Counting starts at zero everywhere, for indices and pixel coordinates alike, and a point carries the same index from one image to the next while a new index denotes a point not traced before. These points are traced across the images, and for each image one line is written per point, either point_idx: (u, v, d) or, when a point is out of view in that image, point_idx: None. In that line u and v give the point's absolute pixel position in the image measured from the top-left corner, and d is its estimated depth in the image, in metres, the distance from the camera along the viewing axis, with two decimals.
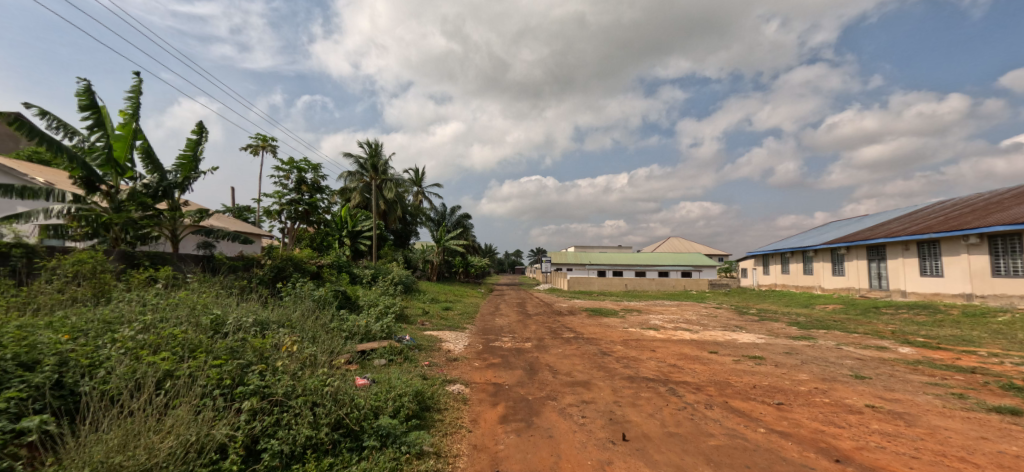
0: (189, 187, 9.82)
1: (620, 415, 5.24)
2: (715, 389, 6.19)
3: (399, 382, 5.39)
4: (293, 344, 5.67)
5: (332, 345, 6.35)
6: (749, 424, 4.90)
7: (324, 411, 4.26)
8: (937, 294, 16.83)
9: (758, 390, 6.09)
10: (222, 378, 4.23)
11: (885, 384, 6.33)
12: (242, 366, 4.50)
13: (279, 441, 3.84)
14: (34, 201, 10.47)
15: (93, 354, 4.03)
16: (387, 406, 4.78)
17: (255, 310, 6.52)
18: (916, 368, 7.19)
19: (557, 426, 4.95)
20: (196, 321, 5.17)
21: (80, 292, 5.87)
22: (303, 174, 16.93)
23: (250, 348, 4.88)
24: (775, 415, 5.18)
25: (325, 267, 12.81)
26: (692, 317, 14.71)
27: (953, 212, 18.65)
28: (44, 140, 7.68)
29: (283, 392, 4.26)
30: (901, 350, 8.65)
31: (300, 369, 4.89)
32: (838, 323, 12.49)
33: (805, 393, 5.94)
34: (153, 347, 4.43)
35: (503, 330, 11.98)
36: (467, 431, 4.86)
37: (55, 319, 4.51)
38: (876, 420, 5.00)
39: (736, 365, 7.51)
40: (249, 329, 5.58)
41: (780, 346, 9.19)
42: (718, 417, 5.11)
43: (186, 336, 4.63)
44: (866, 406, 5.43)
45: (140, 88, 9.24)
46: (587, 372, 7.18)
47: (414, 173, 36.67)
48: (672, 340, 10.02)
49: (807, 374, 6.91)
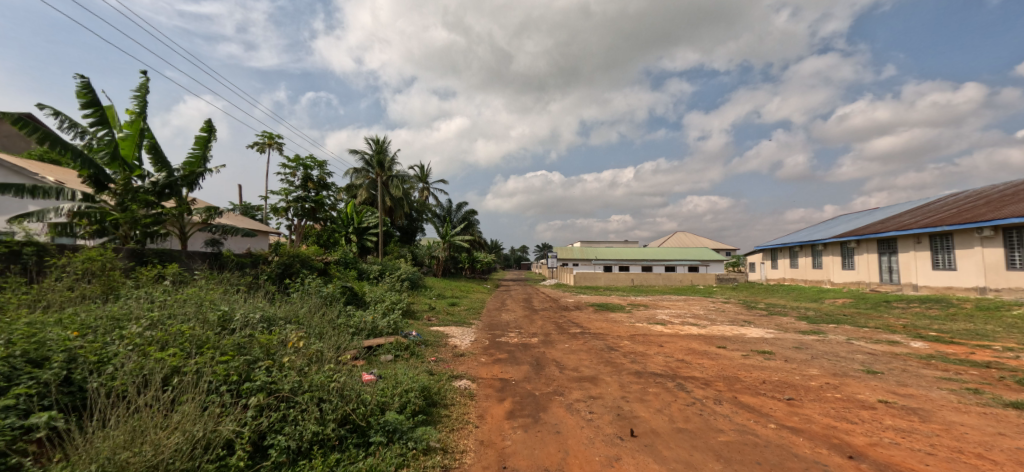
0: (197, 184, 9.70)
1: (628, 411, 5.20)
2: (724, 384, 6.14)
3: (405, 378, 5.38)
4: (299, 340, 5.67)
5: (339, 341, 6.37)
6: (760, 420, 4.84)
7: (331, 407, 4.26)
8: (949, 288, 16.56)
9: (768, 385, 6.04)
10: (228, 375, 4.23)
11: (898, 379, 6.25)
12: (248, 363, 4.52)
13: (287, 437, 3.84)
14: (44, 201, 10.55)
15: (101, 350, 4.06)
16: (393, 401, 4.78)
17: (261, 306, 6.51)
18: (929, 363, 7.09)
19: (564, 422, 4.93)
20: (203, 317, 5.20)
21: (89, 290, 5.93)
22: (309, 171, 17.02)
23: (256, 344, 4.89)
24: (786, 410, 5.12)
25: (331, 263, 12.81)
26: (700, 311, 14.69)
27: (967, 204, 18.30)
28: (48, 139, 7.63)
29: (290, 388, 4.24)
30: (913, 345, 8.52)
31: (307, 365, 4.91)
32: (848, 317, 12.38)
33: (816, 389, 5.86)
34: (161, 343, 4.44)
35: (510, 325, 11.95)
36: (473, 427, 4.85)
37: (65, 316, 4.54)
38: (890, 416, 4.93)
39: (745, 360, 7.43)
40: (256, 325, 5.59)
41: (790, 340, 9.10)
42: (728, 413, 5.06)
43: (193, 332, 4.66)
44: (879, 401, 5.35)
45: (146, 86, 9.21)
46: (594, 368, 7.14)
47: (421, 170, 36.80)
48: (680, 335, 9.92)
49: (818, 369, 6.82)
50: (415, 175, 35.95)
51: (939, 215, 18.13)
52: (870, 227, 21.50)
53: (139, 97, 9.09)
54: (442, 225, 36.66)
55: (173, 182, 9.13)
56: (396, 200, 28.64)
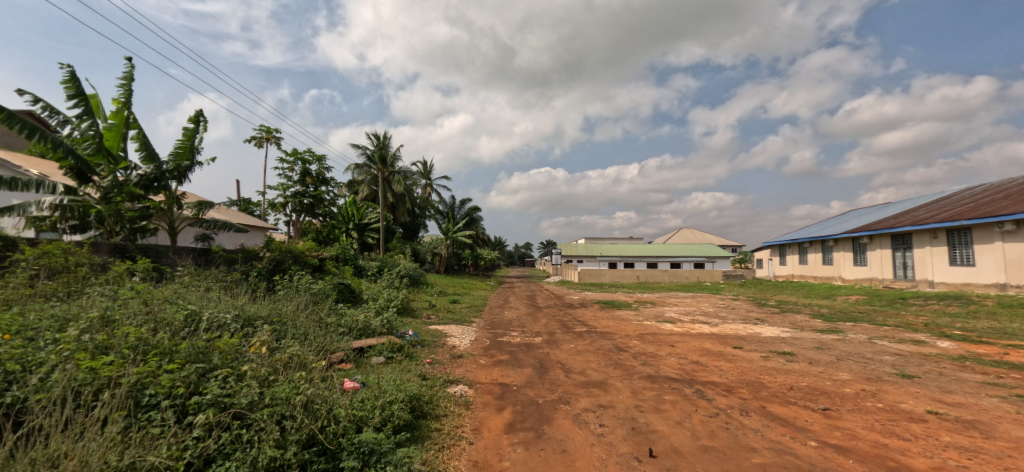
0: (186, 177, 9.41)
1: (643, 424, 4.82)
2: (748, 391, 5.72)
3: (391, 386, 4.99)
4: (273, 344, 5.29)
5: (321, 344, 6.03)
6: (797, 436, 4.43)
7: (294, 425, 3.81)
8: (968, 285, 16.05)
9: (797, 393, 5.62)
10: (174, 387, 3.82)
11: (940, 385, 5.81)
12: (202, 372, 4.12)
13: (237, 463, 3.38)
14: (28, 194, 10.22)
15: (29, 358, 3.70)
16: (373, 416, 4.37)
17: (239, 304, 6.15)
18: (965, 365, 6.65)
19: (571, 438, 4.55)
20: (165, 317, 4.85)
21: (46, 287, 5.48)
22: (307, 166, 16.72)
23: (216, 350, 4.51)
24: (824, 423, 4.72)
25: (327, 259, 12.47)
26: (709, 309, 14.25)
27: (986, 197, 17.73)
28: (31, 130, 7.28)
29: (246, 404, 3.84)
30: (941, 345, 8.09)
31: (274, 374, 4.51)
32: (864, 315, 11.93)
33: (853, 397, 5.44)
34: (103, 349, 4.07)
35: (513, 324, 11.60)
36: (467, 444, 4.49)
37: (4, 316, 4.22)
38: (947, 431, 4.50)
39: (765, 363, 7.02)
40: (225, 327, 5.25)
41: (808, 340, 8.68)
42: (759, 427, 4.66)
43: (143, 337, 4.28)
44: (928, 412, 4.93)
45: (133, 75, 8.88)
46: (602, 371, 6.76)
47: (423, 166, 36.53)
48: (691, 334, 9.55)
49: (848, 373, 6.39)
50: (418, 172, 35.56)
51: (957, 209, 17.56)
52: (883, 222, 20.94)
53: (125, 86, 8.77)
54: (445, 221, 36.33)
55: (161, 175, 8.68)
56: (399, 196, 28.28)
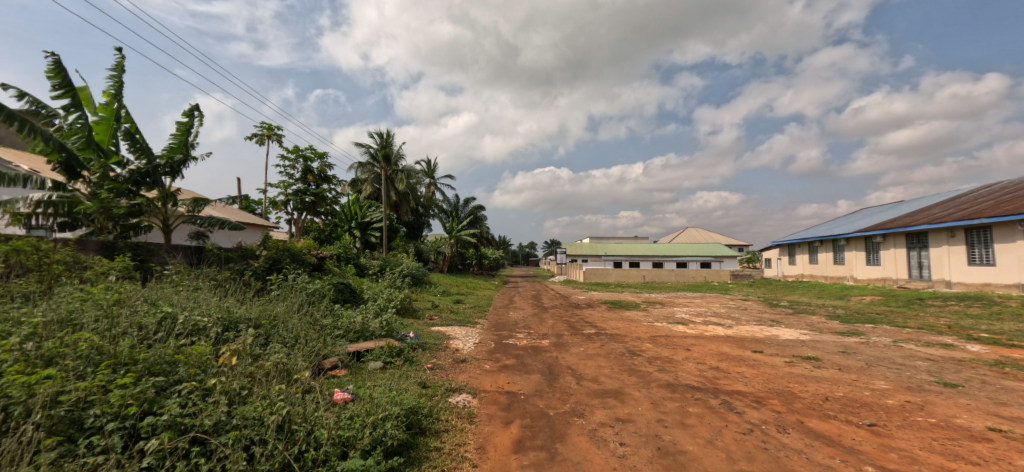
0: (180, 172, 9.14)
1: (669, 443, 4.48)
2: (780, 403, 5.38)
3: (384, 399, 4.68)
4: (254, 351, 5.00)
5: (311, 350, 5.75)
6: (847, 459, 4.09)
7: (263, 453, 3.54)
8: (987, 285, 15.59)
9: (834, 405, 5.27)
10: (125, 406, 3.55)
11: (989, 395, 5.45)
12: (160, 386, 3.85)
13: None
14: (18, 190, 10.01)
15: None
16: (361, 435, 4.03)
17: (225, 305, 5.89)
18: (1006, 372, 6.28)
19: (589, 460, 4.22)
20: (133, 323, 4.60)
21: (18, 286, 5.26)
22: (308, 163, 16.45)
23: (182, 360, 4.25)
24: (874, 443, 4.38)
25: (327, 258, 12.18)
26: (720, 310, 13.86)
27: (1007, 195, 17.21)
28: (17, 120, 7.02)
29: (208, 426, 3.57)
30: (972, 348, 7.70)
31: (247, 387, 4.24)
32: (883, 316, 11.51)
33: (898, 411, 5.09)
34: (53, 359, 3.82)
35: (519, 325, 11.27)
36: (470, 467, 4.17)
37: None
38: (1017, 453, 4.15)
39: (791, 369, 6.67)
40: (201, 332, 4.98)
41: (831, 344, 8.30)
42: (801, 447, 4.32)
43: (101, 346, 4.02)
44: (989, 430, 4.58)
45: (123, 66, 8.65)
46: (616, 379, 6.44)
47: (426, 165, 36.27)
48: (706, 337, 9.19)
49: (884, 381, 6.03)
50: (421, 170, 35.31)
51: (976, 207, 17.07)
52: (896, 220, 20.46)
53: (115, 78, 8.54)
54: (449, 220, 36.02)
55: (153, 170, 8.44)
56: (401, 195, 27.95)
